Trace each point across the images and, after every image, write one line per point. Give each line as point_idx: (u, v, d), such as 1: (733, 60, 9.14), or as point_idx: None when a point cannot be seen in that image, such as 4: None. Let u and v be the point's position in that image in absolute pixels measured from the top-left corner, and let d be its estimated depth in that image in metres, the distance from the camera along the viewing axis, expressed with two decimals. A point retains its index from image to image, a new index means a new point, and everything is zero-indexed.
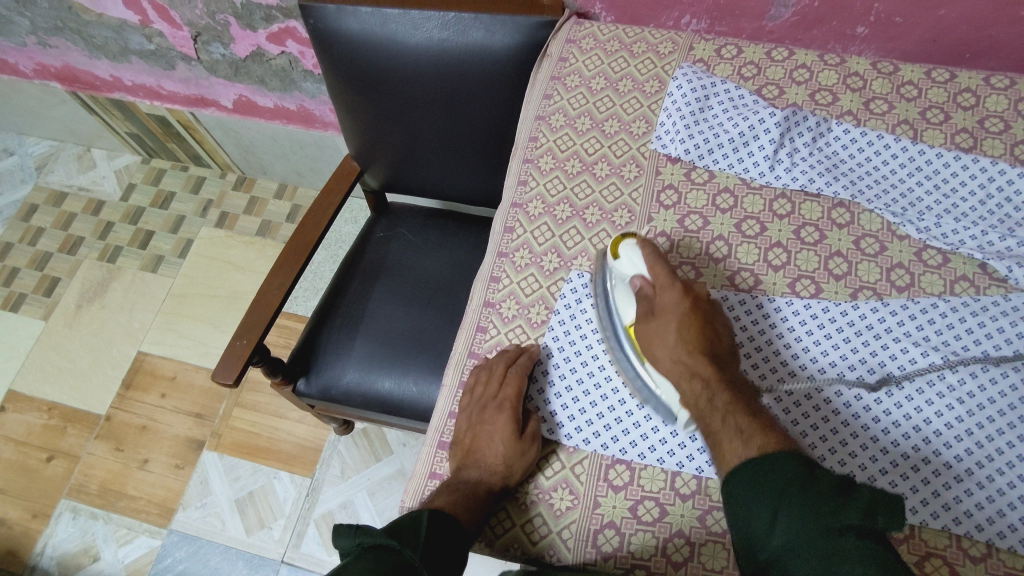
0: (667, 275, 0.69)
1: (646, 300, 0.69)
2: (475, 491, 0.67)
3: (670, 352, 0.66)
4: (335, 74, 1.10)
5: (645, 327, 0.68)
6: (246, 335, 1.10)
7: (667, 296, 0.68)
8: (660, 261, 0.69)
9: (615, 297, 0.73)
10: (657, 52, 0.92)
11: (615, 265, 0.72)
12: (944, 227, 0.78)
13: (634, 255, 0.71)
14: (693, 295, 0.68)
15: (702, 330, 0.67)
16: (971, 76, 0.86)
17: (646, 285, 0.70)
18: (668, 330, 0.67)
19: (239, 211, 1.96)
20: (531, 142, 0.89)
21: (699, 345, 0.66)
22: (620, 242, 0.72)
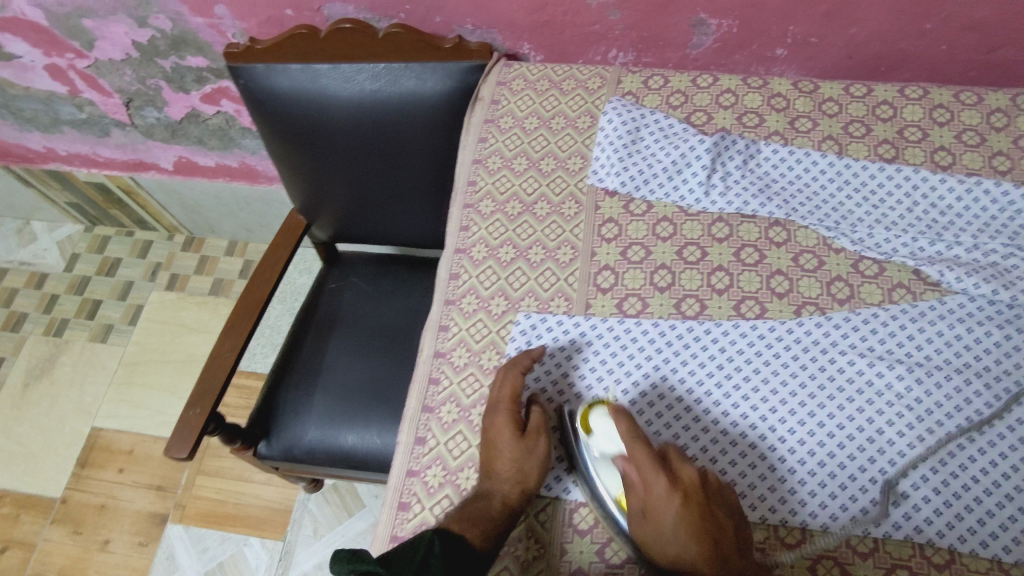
0: (650, 458, 0.62)
1: (631, 488, 0.62)
2: (492, 501, 0.66)
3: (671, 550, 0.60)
4: (270, 131, 1.09)
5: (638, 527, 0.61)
6: (199, 403, 1.06)
7: (657, 489, 0.61)
8: (636, 438, 0.63)
9: (597, 475, 0.66)
10: (586, 88, 0.93)
11: (591, 441, 0.67)
12: (876, 237, 0.80)
13: (608, 429, 0.65)
14: (682, 483, 0.61)
15: (701, 518, 0.60)
16: (886, 89, 0.90)
17: (629, 468, 0.62)
18: (661, 530, 0.60)
19: (190, 272, 1.91)
20: (470, 186, 0.89)
21: (698, 533, 0.59)
22: (591, 414, 0.67)
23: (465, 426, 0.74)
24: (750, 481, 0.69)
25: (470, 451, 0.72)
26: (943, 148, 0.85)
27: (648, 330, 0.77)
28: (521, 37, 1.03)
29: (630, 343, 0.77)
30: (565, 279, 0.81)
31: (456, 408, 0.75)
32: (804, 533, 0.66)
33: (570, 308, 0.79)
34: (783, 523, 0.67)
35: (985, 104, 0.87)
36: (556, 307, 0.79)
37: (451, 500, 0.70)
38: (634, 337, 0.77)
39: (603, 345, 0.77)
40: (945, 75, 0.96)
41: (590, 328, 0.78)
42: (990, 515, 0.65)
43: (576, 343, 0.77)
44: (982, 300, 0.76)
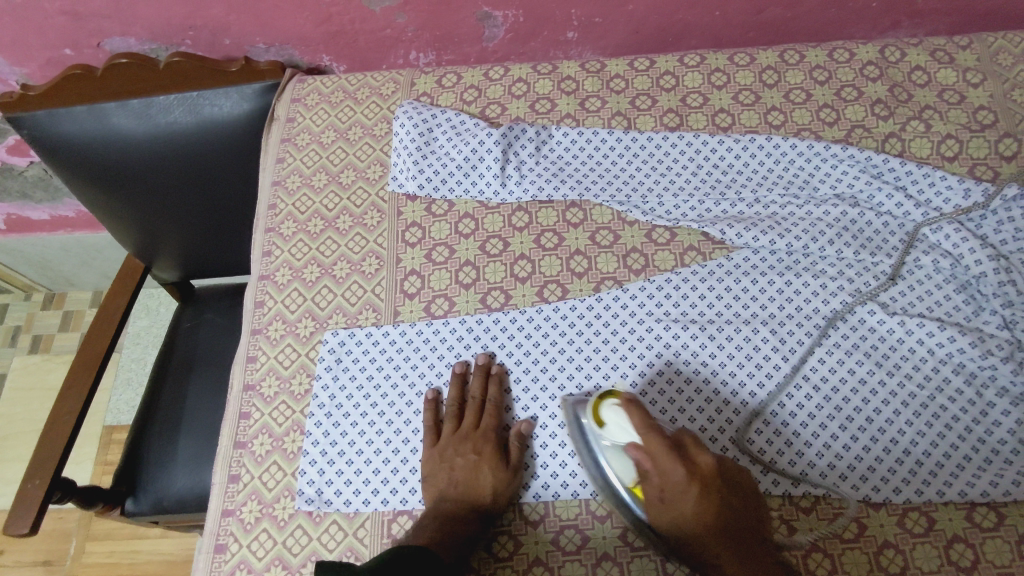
0: (665, 448, 0.60)
1: (647, 478, 0.62)
2: (466, 522, 0.65)
3: (694, 539, 0.61)
4: (69, 178, 1.03)
5: (659, 510, 0.61)
6: (37, 476, 1.00)
7: (674, 480, 0.60)
8: (651, 431, 0.61)
9: (606, 461, 0.65)
10: (380, 94, 0.93)
11: (603, 432, 0.64)
12: (666, 204, 0.83)
13: (621, 423, 0.63)
14: (702, 473, 0.61)
15: (719, 512, 0.61)
16: (667, 60, 0.93)
17: (644, 459, 0.61)
18: (683, 522, 0.61)
19: (53, 331, 1.80)
20: (270, 210, 0.87)
21: (720, 522, 0.60)
22: (602, 404, 0.65)
23: (279, 456, 0.73)
24: (558, 460, 0.71)
25: (286, 480, 0.71)
26: (723, 110, 0.89)
27: (455, 329, 0.77)
28: (317, 50, 1.01)
29: (437, 345, 0.77)
30: (371, 291, 0.81)
31: (268, 439, 0.73)
32: (614, 503, 0.69)
33: (378, 318, 0.79)
34: (593, 495, 0.69)
35: (757, 63, 0.91)
36: (364, 320, 0.79)
37: (270, 534, 0.69)
38: (442, 338, 0.77)
39: (413, 350, 0.77)
40: (727, 38, 1.00)
41: (399, 336, 0.77)
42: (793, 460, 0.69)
43: (385, 352, 0.77)
44: (764, 251, 0.79)
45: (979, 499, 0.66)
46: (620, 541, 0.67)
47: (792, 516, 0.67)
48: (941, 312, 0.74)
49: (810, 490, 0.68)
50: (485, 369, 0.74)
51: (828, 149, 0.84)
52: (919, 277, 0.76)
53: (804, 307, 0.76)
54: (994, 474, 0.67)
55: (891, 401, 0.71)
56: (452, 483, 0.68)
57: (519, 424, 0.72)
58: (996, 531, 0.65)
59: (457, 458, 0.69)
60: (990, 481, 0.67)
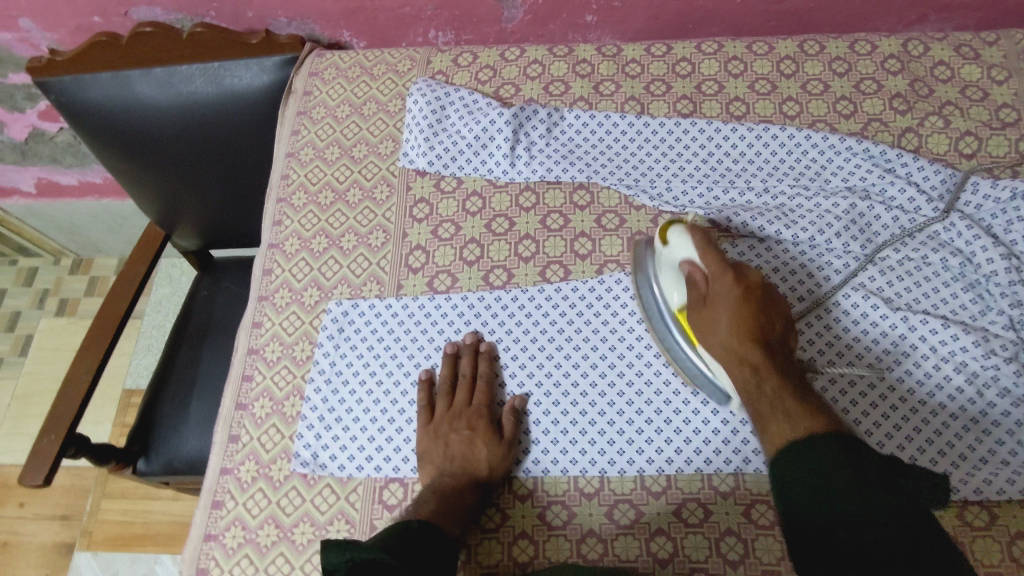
0: (721, 261, 0.65)
1: (694, 285, 0.66)
2: (463, 500, 0.67)
3: (723, 343, 0.62)
4: (94, 143, 1.06)
5: (696, 312, 0.65)
6: (53, 430, 1.04)
7: (720, 281, 0.64)
8: (709, 251, 0.66)
9: (661, 280, 0.70)
10: (396, 70, 0.94)
11: (665, 249, 0.70)
12: (674, 190, 0.83)
13: (683, 241, 0.68)
14: (748, 282, 0.64)
15: (756, 317, 0.62)
16: (684, 46, 0.92)
17: (696, 270, 0.66)
18: (718, 316, 0.63)
19: (79, 295, 1.85)
20: (283, 180, 0.89)
21: (752, 329, 0.62)
22: (669, 229, 0.70)
23: (278, 419, 0.74)
24: (551, 437, 0.72)
25: (284, 442, 0.73)
26: (737, 98, 0.88)
27: (457, 304, 0.78)
28: (338, 26, 1.02)
29: (439, 319, 0.78)
30: (377, 263, 0.82)
31: (268, 402, 0.75)
32: (602, 482, 0.70)
33: (382, 290, 0.80)
34: (583, 473, 0.70)
35: (776, 52, 0.90)
36: (368, 291, 0.80)
37: (265, 493, 0.71)
38: (443, 312, 0.78)
39: (414, 323, 0.78)
40: (749, 27, 0.99)
41: (400, 309, 0.78)
42: None
43: (387, 323, 0.78)
44: (770, 241, 0.78)
45: (972, 496, 0.66)
46: (606, 519, 0.68)
47: None
48: (946, 310, 0.74)
49: None
50: (476, 347, 0.75)
51: (841, 142, 0.82)
52: (928, 274, 0.75)
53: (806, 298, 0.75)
54: (990, 472, 0.66)
55: (889, 394, 0.70)
56: (447, 458, 0.69)
57: (512, 400, 0.72)
58: (988, 531, 0.65)
59: (450, 434, 0.70)
60: (985, 478, 0.66)
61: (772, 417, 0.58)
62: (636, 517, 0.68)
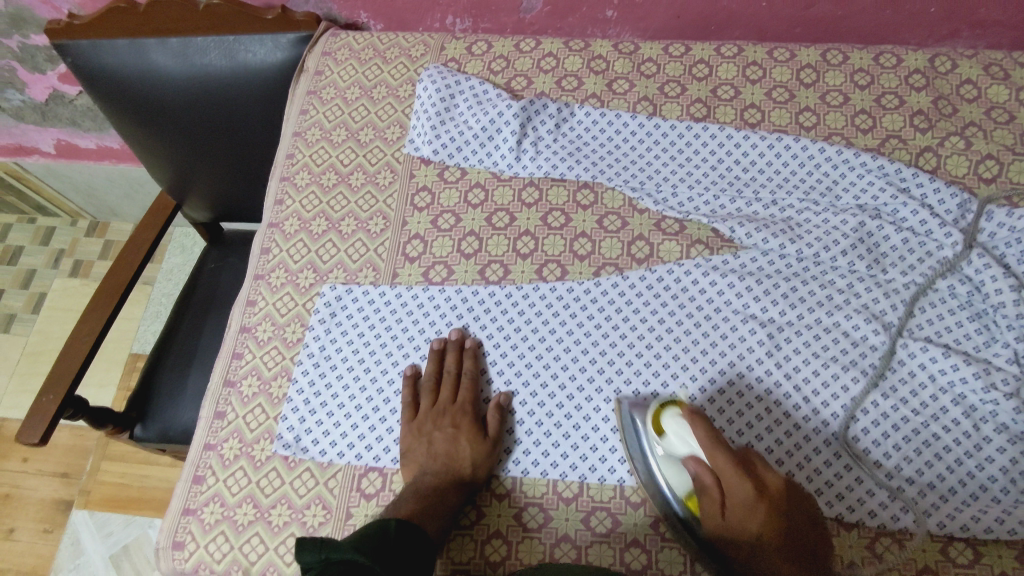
0: (733, 464, 0.60)
1: (706, 492, 0.62)
2: (446, 497, 0.66)
3: (751, 553, 0.61)
4: (109, 110, 1.06)
5: (715, 529, 0.61)
6: (52, 390, 1.06)
7: (737, 494, 0.60)
8: (717, 448, 0.61)
9: (662, 471, 0.65)
10: (409, 55, 0.93)
11: (663, 441, 0.65)
12: (679, 196, 0.81)
13: (685, 435, 0.63)
14: (767, 487, 0.61)
15: (779, 530, 0.60)
16: (703, 48, 0.90)
17: (704, 471, 0.61)
18: (739, 537, 0.61)
19: (94, 257, 1.88)
20: (288, 159, 0.88)
21: (783, 544, 0.60)
22: (663, 415, 0.65)
23: (264, 399, 0.74)
24: (533, 438, 0.71)
25: (268, 423, 0.73)
26: (753, 105, 0.86)
27: (450, 297, 0.78)
28: (356, 6, 1.01)
29: (431, 310, 0.77)
30: (374, 250, 0.81)
31: (256, 381, 0.75)
32: (582, 487, 0.69)
33: (377, 278, 0.80)
34: (562, 477, 0.69)
35: (796, 60, 0.88)
36: (363, 277, 0.80)
37: (245, 472, 0.71)
38: (436, 304, 0.77)
39: (406, 313, 0.77)
40: (773, 32, 0.96)
41: (394, 297, 0.78)
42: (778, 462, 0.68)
43: (379, 311, 0.78)
44: (772, 253, 0.77)
45: (957, 533, 0.64)
46: (582, 525, 0.68)
47: None
48: (949, 339, 0.72)
49: None
50: (459, 344, 0.75)
51: (856, 157, 0.80)
52: (934, 300, 0.73)
53: (804, 316, 0.74)
54: (979, 509, 0.65)
55: (882, 421, 0.69)
56: (430, 457, 0.69)
57: (496, 397, 0.72)
58: (971, 569, 0.63)
59: (434, 432, 0.70)
60: (974, 514, 0.65)
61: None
62: (612, 525, 0.67)
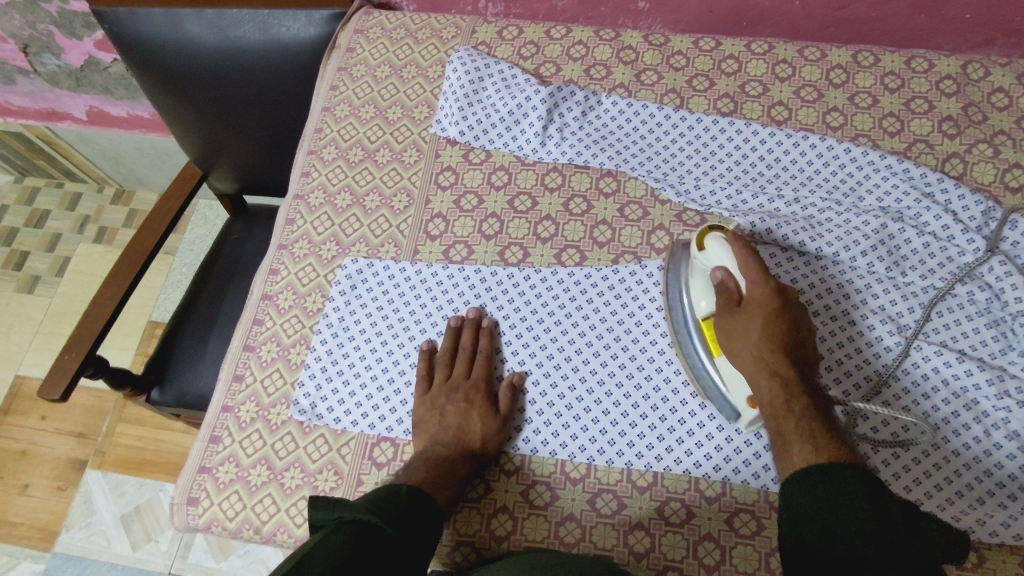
0: (758, 268, 0.65)
1: (726, 293, 0.66)
2: (456, 469, 0.68)
3: (749, 350, 0.64)
4: (143, 77, 1.08)
5: (727, 320, 0.66)
6: (74, 348, 1.08)
7: (758, 291, 0.65)
8: (751, 254, 0.66)
9: (691, 284, 0.70)
10: (440, 37, 0.93)
11: (699, 255, 0.69)
12: (702, 189, 0.81)
13: (720, 249, 0.67)
14: (784, 297, 0.65)
15: (787, 334, 0.64)
16: (734, 43, 0.90)
17: (729, 277, 0.66)
18: (750, 329, 0.65)
19: (118, 225, 1.91)
20: (316, 133, 0.89)
21: (783, 346, 0.64)
22: (707, 234, 0.69)
23: (282, 365, 0.76)
24: (544, 418, 0.72)
25: (285, 389, 0.75)
26: (781, 103, 0.86)
27: (469, 276, 0.79)
28: None
29: (450, 288, 0.79)
30: (396, 226, 0.83)
31: (275, 347, 0.77)
32: (589, 469, 0.70)
33: (398, 254, 0.81)
34: (570, 458, 0.70)
35: (827, 60, 0.88)
36: (385, 252, 0.81)
37: (261, 435, 0.73)
38: (455, 282, 0.79)
39: (426, 290, 0.79)
40: (805, 31, 0.96)
41: (413, 273, 0.79)
42: None
43: (399, 286, 0.79)
44: (792, 250, 0.77)
45: None
46: (588, 505, 0.69)
47: (765, 514, 0.67)
48: (965, 345, 0.72)
49: None
50: (477, 322, 0.76)
51: (881, 160, 0.80)
52: (952, 305, 0.73)
53: (820, 313, 0.74)
54: (985, 513, 0.65)
55: (893, 422, 0.69)
56: (441, 429, 0.70)
57: (510, 376, 0.73)
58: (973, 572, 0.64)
59: (447, 405, 0.71)
60: (980, 518, 0.65)
61: (794, 432, 0.61)
62: (617, 508, 0.68)
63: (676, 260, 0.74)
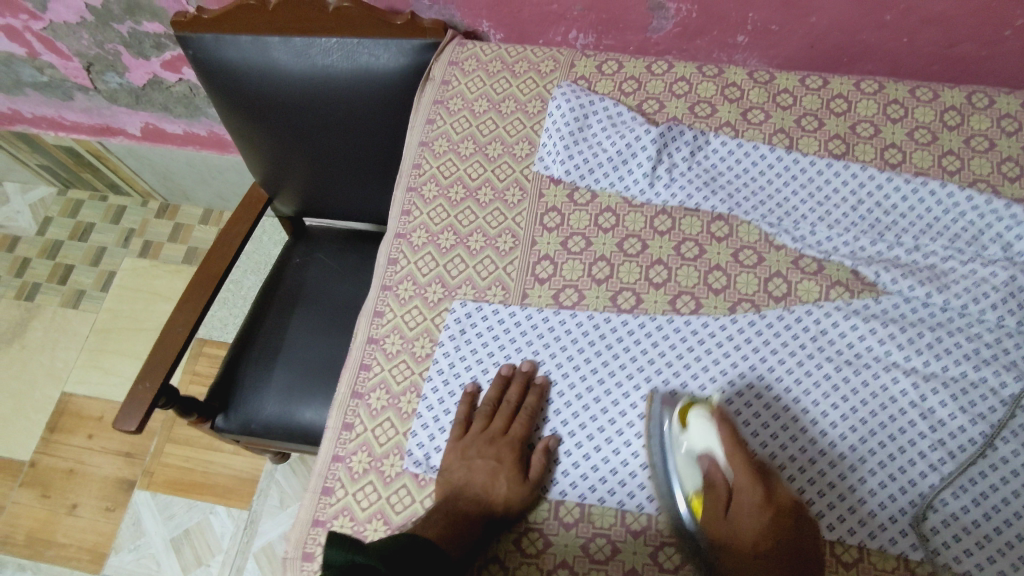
0: (749, 469, 0.62)
1: (714, 489, 0.63)
2: (471, 527, 0.65)
3: (743, 563, 0.60)
4: (222, 101, 1.06)
5: (716, 523, 0.62)
6: (148, 377, 1.06)
7: (747, 500, 0.62)
8: (737, 447, 0.62)
9: (674, 466, 0.66)
10: (538, 70, 0.91)
11: (683, 436, 0.67)
12: (818, 235, 0.79)
13: (706, 429, 0.65)
14: (776, 501, 0.61)
15: (785, 547, 0.60)
16: (842, 82, 0.88)
17: (715, 470, 0.64)
18: (741, 539, 0.61)
19: (163, 240, 1.89)
20: (414, 169, 0.88)
21: (778, 553, 0.60)
22: (691, 410, 0.67)
23: (393, 413, 0.74)
24: None
25: (397, 438, 0.73)
26: (894, 145, 0.84)
27: (582, 322, 0.77)
28: (479, 15, 1.00)
29: (562, 335, 0.76)
30: (503, 268, 0.81)
31: (385, 395, 0.75)
32: None
33: (507, 297, 0.79)
34: None
35: (940, 101, 0.85)
36: (492, 296, 0.79)
37: (375, 487, 0.71)
38: (567, 328, 0.77)
39: (537, 335, 0.77)
40: (908, 68, 0.94)
41: (524, 318, 0.77)
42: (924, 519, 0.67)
43: (510, 332, 0.77)
44: (916, 302, 0.75)
45: None
46: None
47: None
48: None
49: (930, 557, 0.65)
50: (528, 378, 0.74)
51: (1007, 208, 0.78)
52: None
53: (950, 369, 0.72)
54: None
55: None
56: (466, 483, 0.68)
57: (546, 439, 0.71)
58: None
59: (477, 458, 0.69)
60: None
61: None
62: None
63: (656, 422, 0.70)
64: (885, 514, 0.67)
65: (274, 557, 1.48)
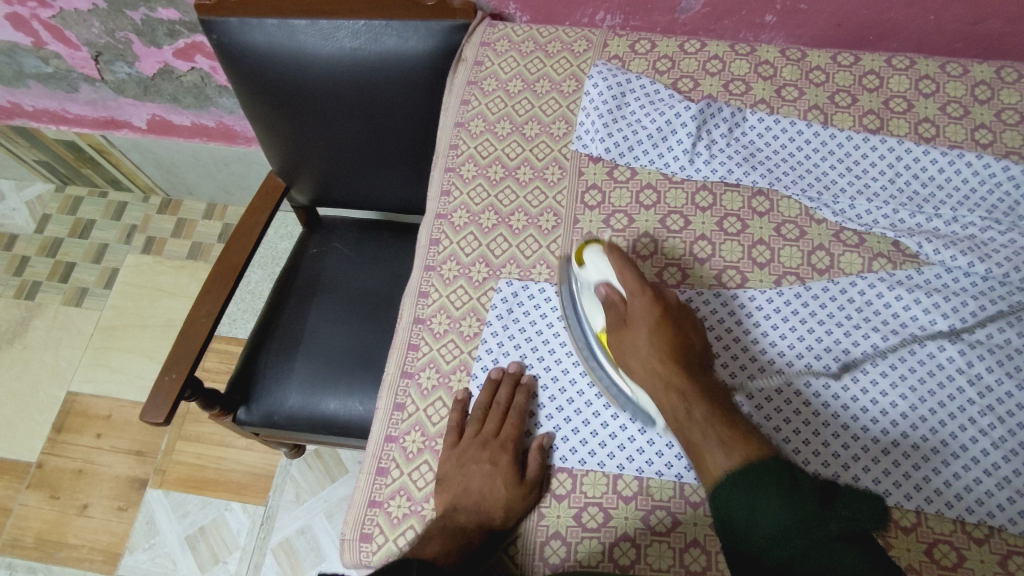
0: (636, 282, 0.68)
1: (613, 307, 0.69)
2: (470, 537, 0.63)
3: (643, 362, 0.65)
4: (243, 86, 1.02)
5: (616, 337, 0.68)
6: (173, 369, 1.02)
7: (636, 303, 0.67)
8: (625, 265, 0.68)
9: (584, 305, 0.73)
10: (572, 51, 0.94)
11: (583, 272, 0.72)
12: (857, 208, 0.80)
13: (599, 262, 0.71)
14: (664, 302, 0.67)
15: (674, 337, 0.66)
16: (873, 59, 0.89)
17: (612, 290, 0.69)
18: (637, 338, 0.66)
19: (166, 235, 1.86)
20: (451, 150, 0.89)
21: (670, 351, 0.65)
22: (585, 250, 0.73)
23: (444, 393, 0.75)
24: None
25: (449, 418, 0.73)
26: (927, 119, 0.85)
27: None
28: None
29: None
30: (547, 246, 0.81)
31: (435, 374, 0.75)
32: None
33: (552, 275, 0.79)
34: None
35: (970, 76, 0.87)
36: (537, 274, 0.79)
37: (430, 466, 0.71)
38: None
39: None
40: (933, 45, 0.95)
41: None
42: (978, 481, 0.66)
43: (558, 311, 0.77)
44: (959, 272, 0.76)
45: None
46: None
47: (963, 545, 0.64)
48: None
49: (986, 519, 0.65)
50: (515, 379, 0.73)
51: None
52: None
53: (995, 335, 0.72)
54: None
55: None
56: (464, 492, 0.67)
57: (540, 437, 0.70)
58: None
59: (470, 465, 0.68)
60: None
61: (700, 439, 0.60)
62: None
63: (564, 273, 0.76)
64: (941, 478, 0.66)
65: (292, 552, 1.46)
